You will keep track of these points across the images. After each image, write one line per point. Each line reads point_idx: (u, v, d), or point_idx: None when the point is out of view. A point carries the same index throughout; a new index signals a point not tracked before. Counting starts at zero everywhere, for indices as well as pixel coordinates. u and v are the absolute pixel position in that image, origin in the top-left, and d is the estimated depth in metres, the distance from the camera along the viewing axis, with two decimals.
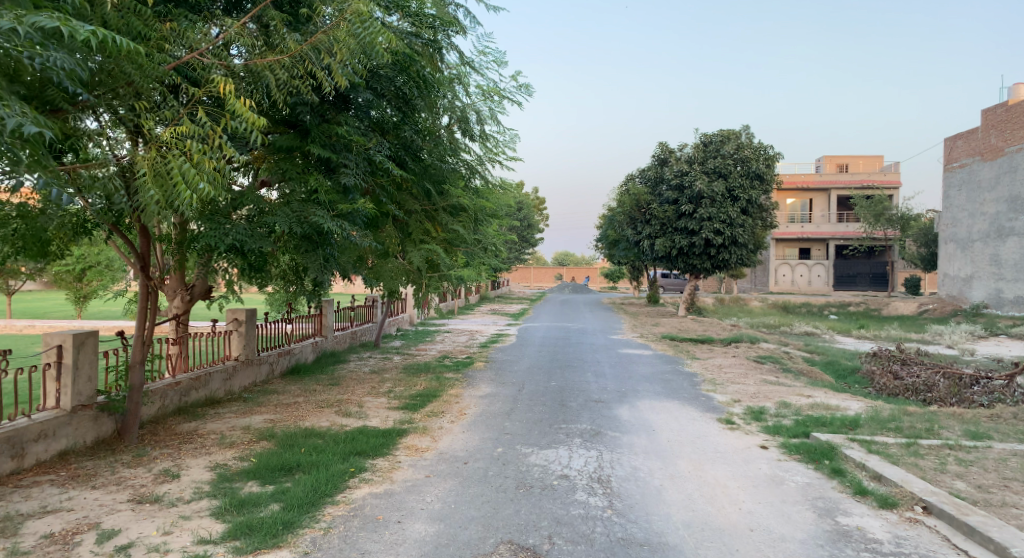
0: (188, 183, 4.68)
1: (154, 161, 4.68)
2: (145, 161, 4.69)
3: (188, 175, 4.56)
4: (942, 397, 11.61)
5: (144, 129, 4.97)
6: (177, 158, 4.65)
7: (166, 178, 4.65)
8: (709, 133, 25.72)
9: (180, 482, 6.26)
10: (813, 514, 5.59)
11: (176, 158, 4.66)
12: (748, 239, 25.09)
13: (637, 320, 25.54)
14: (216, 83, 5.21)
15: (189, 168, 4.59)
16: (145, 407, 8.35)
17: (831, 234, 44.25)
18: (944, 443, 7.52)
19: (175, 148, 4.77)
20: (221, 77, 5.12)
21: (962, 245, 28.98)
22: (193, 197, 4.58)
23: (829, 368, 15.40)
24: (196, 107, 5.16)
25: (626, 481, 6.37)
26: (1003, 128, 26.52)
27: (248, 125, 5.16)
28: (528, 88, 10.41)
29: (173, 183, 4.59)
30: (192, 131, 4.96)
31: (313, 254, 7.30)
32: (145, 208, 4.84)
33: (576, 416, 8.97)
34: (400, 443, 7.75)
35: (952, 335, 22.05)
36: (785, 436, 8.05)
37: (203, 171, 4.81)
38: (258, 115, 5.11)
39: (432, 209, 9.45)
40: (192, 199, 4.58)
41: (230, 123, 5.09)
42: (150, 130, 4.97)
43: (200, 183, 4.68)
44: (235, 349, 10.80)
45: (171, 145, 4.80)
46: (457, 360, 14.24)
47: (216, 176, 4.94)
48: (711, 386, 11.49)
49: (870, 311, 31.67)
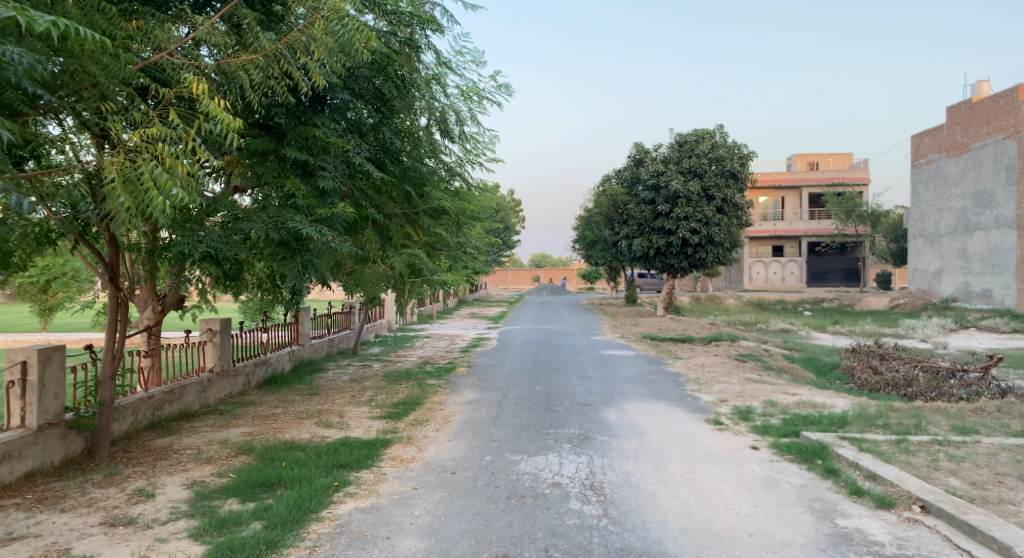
0: (160, 189, 4.42)
1: (122, 167, 4.41)
2: (113, 166, 4.42)
3: (159, 181, 4.27)
4: (922, 391, 11.68)
5: (111, 132, 4.69)
6: (147, 164, 4.38)
7: (137, 184, 4.39)
8: (683, 133, 25.80)
9: (155, 502, 5.96)
10: (812, 517, 5.49)
11: (146, 162, 4.39)
12: (725, 237, 25.18)
13: (615, 321, 25.47)
14: (187, 83, 4.94)
15: (161, 173, 4.32)
16: (117, 424, 8.02)
17: (804, 232, 44.78)
18: (933, 438, 7.50)
19: (146, 152, 4.50)
20: (191, 77, 4.84)
21: (931, 240, 29.42)
22: (166, 204, 4.31)
23: (809, 364, 15.46)
24: (167, 108, 4.90)
25: (619, 487, 6.22)
26: (967, 124, 26.97)
27: (224, 127, 4.90)
28: (508, 88, 10.25)
29: (144, 190, 4.32)
30: (163, 134, 4.70)
31: (291, 261, 7.02)
32: (112, 216, 4.55)
33: (563, 420, 8.82)
34: (385, 454, 7.53)
35: (925, 328, 22.35)
36: (775, 436, 7.97)
37: (176, 176, 4.54)
38: (234, 117, 4.85)
39: (413, 213, 9.18)
40: (164, 207, 4.31)
41: (202, 125, 4.82)
42: (117, 133, 4.69)
43: (172, 189, 4.40)
44: (210, 361, 10.48)
45: (142, 149, 4.53)
46: (438, 366, 14.01)
47: (190, 182, 4.67)
48: (696, 386, 11.43)
49: (844, 307, 32.04)
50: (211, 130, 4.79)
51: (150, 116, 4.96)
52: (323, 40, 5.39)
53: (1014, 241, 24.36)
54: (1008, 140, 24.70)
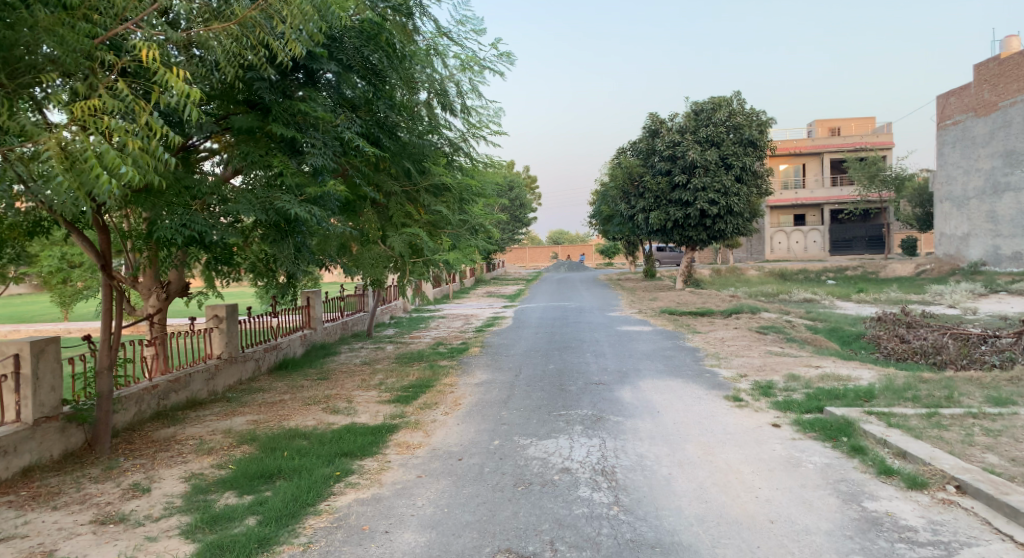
0: (110, 169, 4.09)
1: (68, 144, 4.12)
2: (59, 141, 4.12)
3: (106, 159, 3.94)
4: (952, 359, 11.21)
5: (61, 106, 4.37)
6: (95, 141, 4.07)
7: (83, 163, 4.07)
8: (700, 102, 25.04)
9: (150, 497, 5.77)
10: (837, 500, 5.15)
11: (94, 139, 4.07)
12: (744, 207, 24.54)
13: (634, 296, 25.03)
14: (143, 51, 4.61)
15: (108, 150, 3.99)
16: (119, 415, 7.83)
17: (826, 199, 43.77)
18: (967, 411, 7.07)
19: (97, 128, 4.20)
20: (145, 45, 4.51)
21: (958, 203, 28.46)
22: (114, 185, 3.98)
23: (832, 335, 14.96)
24: (119, 80, 4.58)
25: (632, 472, 5.91)
26: (995, 82, 25.94)
27: (183, 99, 4.58)
28: (510, 57, 9.83)
29: (90, 170, 4.01)
30: (115, 108, 4.38)
31: (282, 243, 6.71)
32: (64, 197, 4.26)
33: (576, 400, 8.51)
34: (391, 440, 7.28)
35: (954, 294, 21.65)
36: (797, 412, 7.60)
37: (130, 155, 4.25)
38: (194, 87, 4.49)
39: (414, 190, 8.87)
40: (113, 187, 4.00)
41: (161, 99, 4.48)
42: (67, 107, 4.36)
43: (123, 167, 4.08)
44: (217, 347, 10.29)
45: (89, 125, 4.22)
46: (451, 347, 13.72)
47: (150, 159, 4.39)
48: (715, 360, 11.06)
49: (868, 274, 31.27)
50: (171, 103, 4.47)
51: (108, 87, 4.64)
52: (299, 3, 5.03)
53: None
54: None
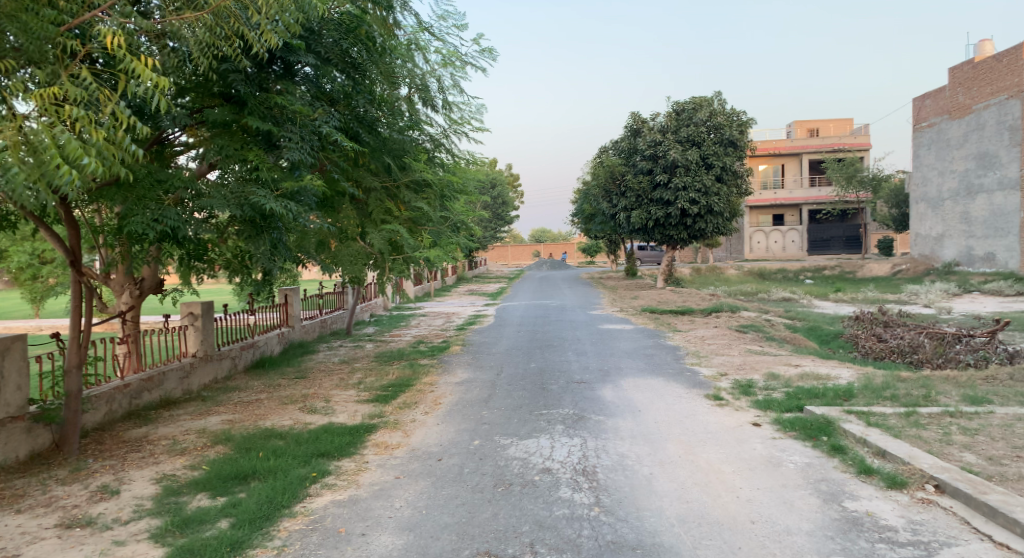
0: (71, 159, 3.95)
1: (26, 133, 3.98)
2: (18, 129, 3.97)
3: (67, 148, 3.81)
4: (928, 358, 11.31)
5: (22, 93, 4.24)
6: (56, 130, 3.92)
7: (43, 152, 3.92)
8: (681, 101, 25.12)
9: (119, 499, 5.62)
10: (818, 500, 5.14)
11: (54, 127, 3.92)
12: (725, 207, 24.66)
13: (615, 294, 25.05)
14: (108, 37, 4.48)
15: (69, 140, 3.85)
16: (89, 415, 7.64)
17: (805, 199, 44.18)
18: (944, 410, 7.11)
19: (59, 117, 4.06)
20: (110, 31, 4.38)
21: (933, 204, 28.84)
22: (75, 175, 3.84)
23: (811, 334, 15.06)
24: (82, 67, 4.45)
25: (613, 472, 5.86)
26: (969, 85, 26.31)
27: (151, 89, 4.44)
28: (492, 53, 9.73)
29: (51, 160, 3.87)
30: (77, 96, 4.25)
31: (257, 239, 6.57)
32: (24, 188, 4.11)
33: (557, 399, 8.46)
34: (369, 440, 7.17)
35: (928, 293, 21.94)
36: (778, 412, 7.60)
37: (94, 145, 4.12)
38: (163, 77, 4.36)
39: (394, 186, 8.72)
40: (74, 178, 3.85)
41: (128, 89, 4.35)
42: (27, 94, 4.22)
43: (85, 157, 3.94)
44: (193, 345, 10.10)
45: (52, 114, 4.08)
46: (432, 345, 13.61)
47: (116, 150, 4.25)
48: (695, 359, 11.07)
49: (845, 274, 31.61)
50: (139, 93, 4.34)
51: (72, 75, 4.50)
52: None
53: (1018, 203, 23.88)
54: (1011, 100, 24.11)
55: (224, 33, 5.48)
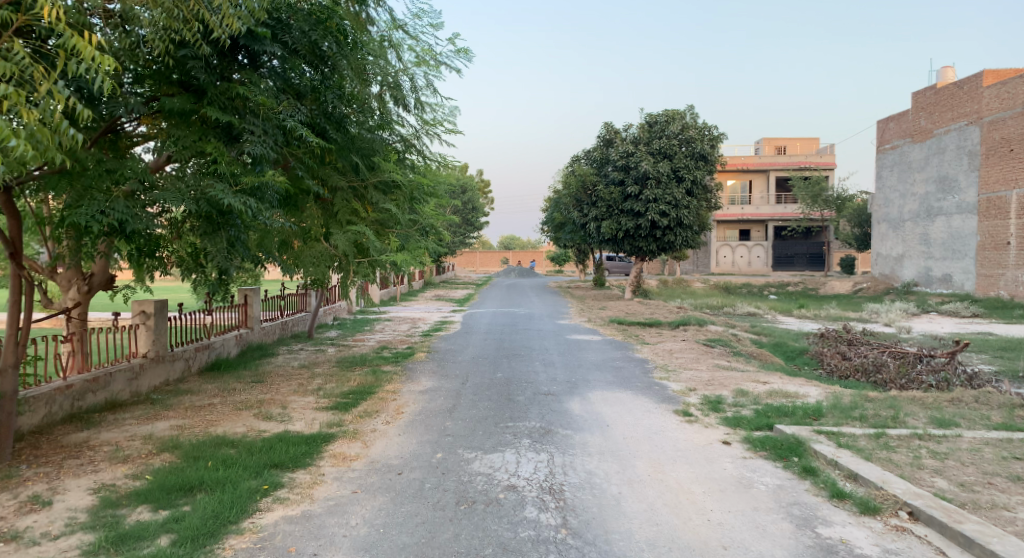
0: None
1: None
2: None
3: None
4: (890, 377, 11.36)
5: None
6: None
7: None
8: (654, 113, 25.18)
9: (50, 511, 5.23)
10: (791, 526, 4.99)
11: None
12: (693, 220, 24.78)
13: (583, 304, 24.94)
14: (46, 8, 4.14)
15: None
16: (25, 417, 7.17)
17: (771, 216, 44.77)
18: (912, 432, 7.06)
19: None
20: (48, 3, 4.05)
21: (894, 225, 29.38)
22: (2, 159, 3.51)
23: (776, 349, 15.08)
24: (15, 39, 4.10)
25: (580, 490, 5.65)
26: (931, 110, 26.89)
27: (94, 69, 4.12)
28: (467, 54, 9.51)
29: None
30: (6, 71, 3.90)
31: (213, 237, 6.22)
32: None
33: (524, 412, 8.22)
34: (326, 451, 6.84)
35: (889, 312, 22.28)
36: (747, 430, 7.47)
37: (27, 127, 3.78)
38: (107, 56, 4.05)
39: (362, 186, 8.40)
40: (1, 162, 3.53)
41: (69, 68, 4.03)
42: None
43: (13, 139, 3.60)
44: (143, 346, 9.63)
45: None
46: (396, 351, 13.27)
47: (51, 135, 3.92)
48: (664, 373, 10.92)
49: (808, 290, 32.03)
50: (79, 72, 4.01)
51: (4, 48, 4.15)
52: None
53: (975, 227, 24.44)
54: (971, 126, 24.68)
55: (181, 14, 5.19)
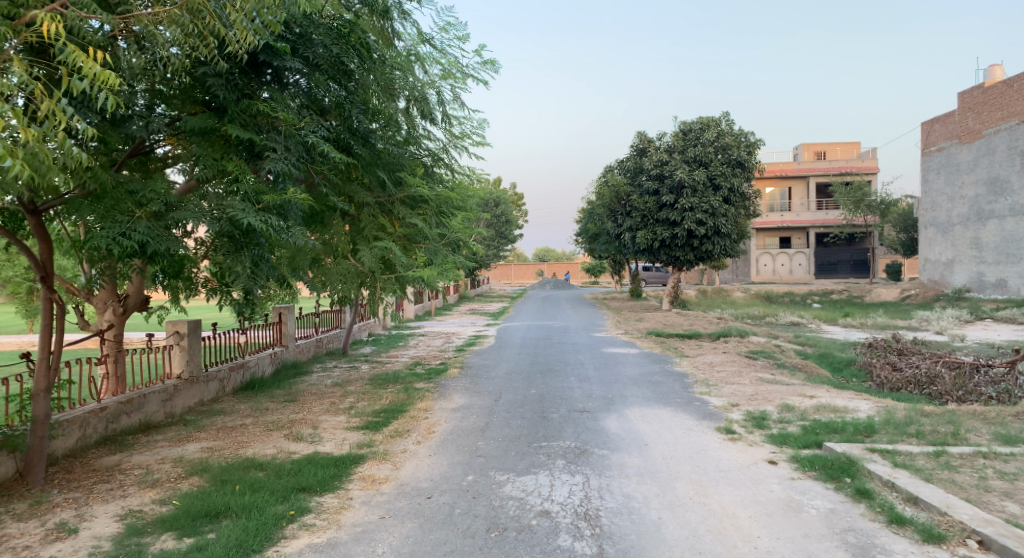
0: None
1: None
2: None
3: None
4: (947, 390, 10.77)
5: None
6: None
7: None
8: (688, 121, 24.79)
9: (75, 539, 5.15)
10: (847, 555, 4.64)
11: None
12: (732, 229, 24.23)
13: (619, 316, 24.55)
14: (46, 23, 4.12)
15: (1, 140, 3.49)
16: (59, 441, 7.16)
17: (811, 222, 43.72)
18: (976, 450, 6.58)
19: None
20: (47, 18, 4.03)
21: (942, 229, 28.32)
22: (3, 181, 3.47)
23: (822, 360, 14.48)
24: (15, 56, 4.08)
25: (618, 516, 5.36)
26: (979, 110, 25.91)
27: (98, 86, 4.10)
28: (494, 64, 9.35)
29: None
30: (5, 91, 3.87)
31: (236, 256, 6.15)
32: None
33: (558, 430, 7.95)
34: (355, 473, 6.66)
35: (940, 320, 21.38)
36: (794, 448, 7.08)
37: (29, 148, 3.76)
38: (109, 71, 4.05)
39: (388, 201, 8.31)
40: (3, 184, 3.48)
41: (72, 86, 4.02)
42: None
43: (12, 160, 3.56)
44: (178, 366, 9.63)
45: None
46: (429, 368, 13.09)
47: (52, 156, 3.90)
48: (704, 387, 10.53)
49: (853, 298, 31.05)
50: (80, 88, 3.96)
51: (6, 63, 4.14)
52: None
53: None
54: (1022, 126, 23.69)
55: (192, 29, 5.18)
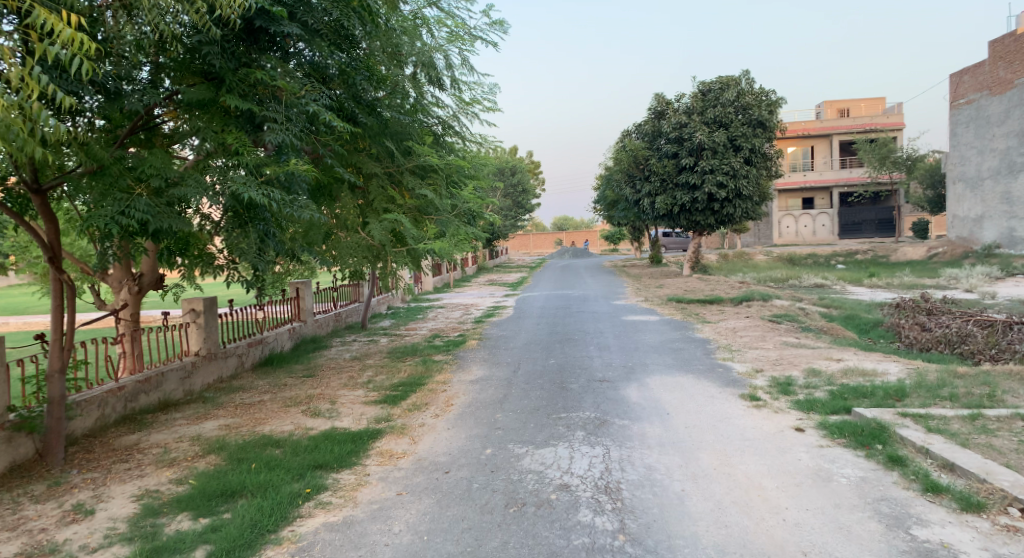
0: None
1: None
2: None
3: None
4: (979, 349, 10.39)
5: None
6: None
7: None
8: (707, 82, 24.08)
9: (91, 521, 5.13)
10: (881, 526, 4.44)
11: None
12: (753, 190, 23.70)
13: (639, 283, 24.26)
14: None
15: None
16: (78, 421, 7.14)
17: (835, 182, 42.77)
18: (1014, 412, 6.31)
19: None
20: None
21: (971, 184, 27.46)
22: None
23: (847, 322, 14.13)
24: None
25: (640, 489, 5.20)
26: (1012, 59, 24.90)
27: (71, 52, 3.97)
28: (503, 25, 9.02)
29: None
30: None
31: (241, 232, 6.03)
32: None
33: (578, 401, 7.79)
34: (372, 449, 6.57)
35: (969, 278, 20.81)
36: (822, 414, 6.86)
37: None
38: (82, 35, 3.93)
39: (397, 171, 8.11)
40: None
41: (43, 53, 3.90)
42: None
43: None
44: (195, 344, 9.59)
45: None
46: (448, 340, 12.98)
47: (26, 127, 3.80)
48: (727, 353, 10.30)
49: (878, 258, 30.40)
50: (50, 56, 3.82)
51: None
52: None
53: None
54: None
55: None
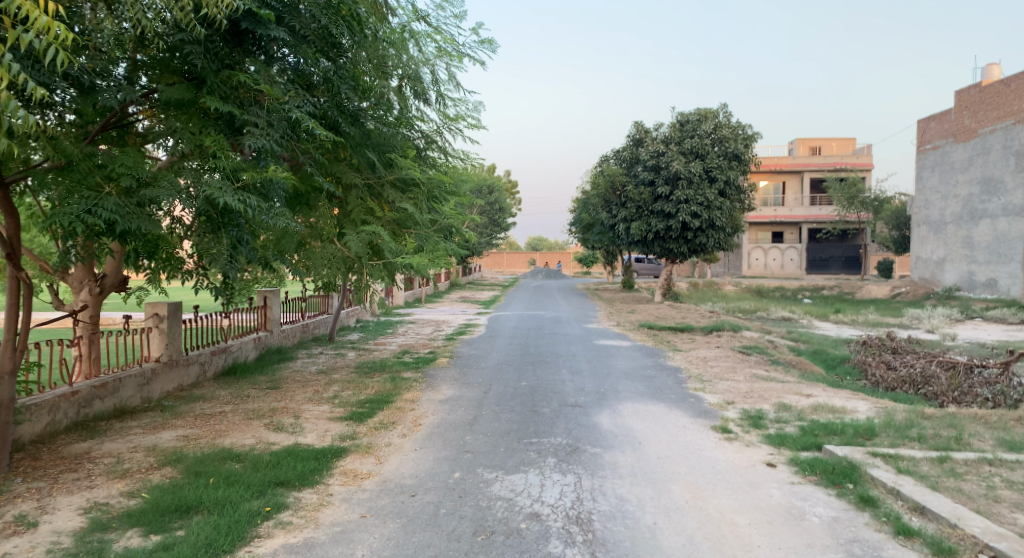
0: None
1: None
2: None
3: None
4: (942, 391, 10.50)
5: None
6: None
7: None
8: (686, 113, 24.41)
9: (33, 534, 4.84)
10: None
11: None
12: (726, 222, 23.99)
13: (611, 308, 24.29)
14: None
15: None
16: (26, 426, 6.81)
17: (805, 218, 43.59)
18: (981, 456, 6.35)
19: None
20: None
21: (935, 227, 28.15)
22: None
23: (815, 357, 14.25)
24: None
25: (611, 520, 5.09)
26: (976, 109, 25.71)
27: (46, 41, 3.79)
28: (491, 44, 8.99)
29: None
30: None
31: (214, 237, 5.86)
32: None
33: (549, 426, 7.68)
34: (336, 467, 6.36)
35: (931, 318, 21.23)
36: (792, 449, 6.83)
37: None
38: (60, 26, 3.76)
39: (377, 183, 7.99)
40: None
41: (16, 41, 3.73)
42: None
43: None
44: (156, 350, 9.29)
45: None
46: (418, 356, 12.79)
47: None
48: (698, 383, 10.29)
49: (844, 295, 30.93)
50: (23, 45, 3.64)
51: None
52: None
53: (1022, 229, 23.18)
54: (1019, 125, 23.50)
55: None
